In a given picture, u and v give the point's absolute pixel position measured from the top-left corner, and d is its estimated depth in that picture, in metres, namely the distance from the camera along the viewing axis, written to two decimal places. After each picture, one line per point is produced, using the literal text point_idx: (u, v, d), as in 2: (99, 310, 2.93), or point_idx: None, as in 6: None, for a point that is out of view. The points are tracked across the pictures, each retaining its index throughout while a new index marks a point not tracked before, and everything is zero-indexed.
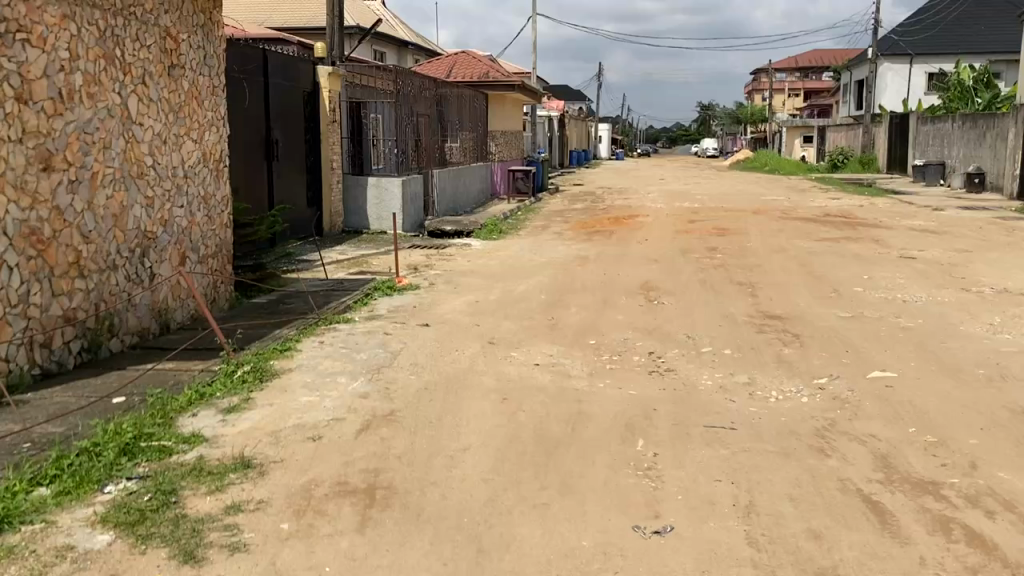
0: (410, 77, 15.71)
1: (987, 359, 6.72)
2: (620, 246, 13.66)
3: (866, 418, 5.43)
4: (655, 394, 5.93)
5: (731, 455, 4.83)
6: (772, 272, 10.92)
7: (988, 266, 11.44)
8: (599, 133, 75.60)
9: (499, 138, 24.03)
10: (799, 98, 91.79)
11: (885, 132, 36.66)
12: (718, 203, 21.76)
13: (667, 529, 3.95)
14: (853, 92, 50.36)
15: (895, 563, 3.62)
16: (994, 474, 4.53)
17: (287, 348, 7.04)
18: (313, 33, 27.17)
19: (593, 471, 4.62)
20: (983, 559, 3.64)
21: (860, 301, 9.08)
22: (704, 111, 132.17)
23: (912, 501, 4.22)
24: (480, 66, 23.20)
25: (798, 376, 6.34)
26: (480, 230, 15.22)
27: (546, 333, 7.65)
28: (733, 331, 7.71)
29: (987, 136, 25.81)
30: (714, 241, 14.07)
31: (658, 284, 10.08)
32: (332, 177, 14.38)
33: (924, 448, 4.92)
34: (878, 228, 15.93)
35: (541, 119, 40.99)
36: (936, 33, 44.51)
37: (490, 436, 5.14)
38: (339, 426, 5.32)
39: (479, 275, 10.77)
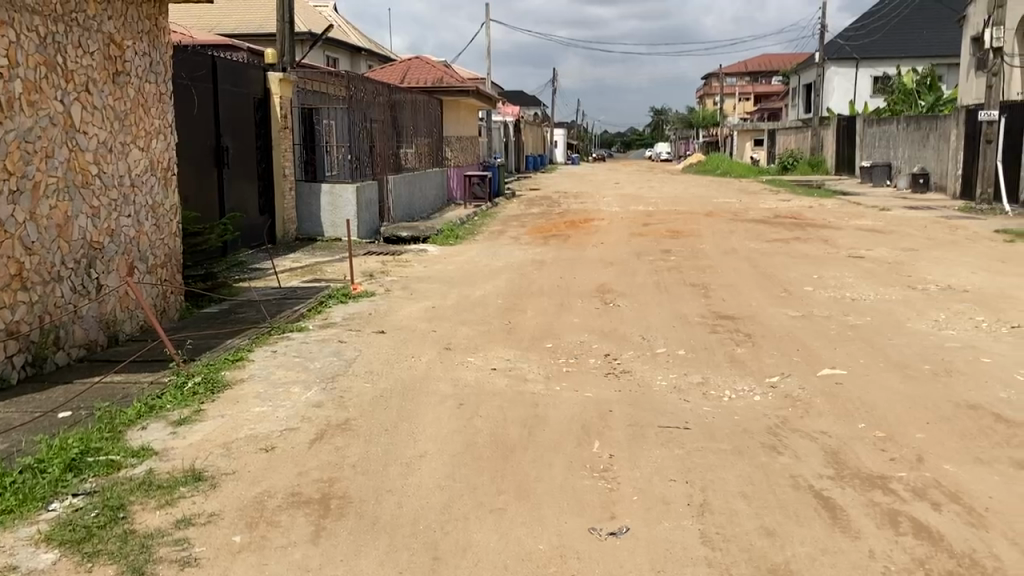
0: (363, 83, 15.62)
1: (933, 355, 6.87)
2: (576, 249, 13.73)
3: (817, 415, 5.51)
4: (611, 395, 5.96)
5: (685, 454, 4.88)
6: (724, 273, 11.07)
7: (934, 264, 11.71)
8: (554, 138, 75.97)
9: (455, 143, 24.03)
10: (750, 102, 93.34)
11: (833, 134, 37.38)
12: (672, 206, 22.00)
13: (622, 530, 3.96)
14: (801, 95, 51.31)
15: (845, 556, 3.68)
16: (941, 467, 4.63)
17: (239, 358, 6.95)
18: (265, 39, 26.92)
19: (550, 474, 4.62)
20: (930, 550, 3.72)
21: (810, 300, 9.23)
22: (657, 115, 133.71)
23: (861, 495, 4.29)
24: (434, 72, 23.19)
25: (750, 375, 6.42)
26: (437, 236, 15.18)
27: (503, 338, 7.64)
28: (687, 331, 7.80)
29: (930, 138, 26.46)
30: (669, 243, 14.23)
31: (614, 287, 10.14)
32: (284, 185, 14.22)
33: (874, 443, 5.01)
34: (828, 228, 16.23)
35: (496, 125, 41.13)
36: (880, 37, 45.57)
37: (446, 443, 5.12)
38: (292, 436, 5.26)
39: (435, 281, 10.74)
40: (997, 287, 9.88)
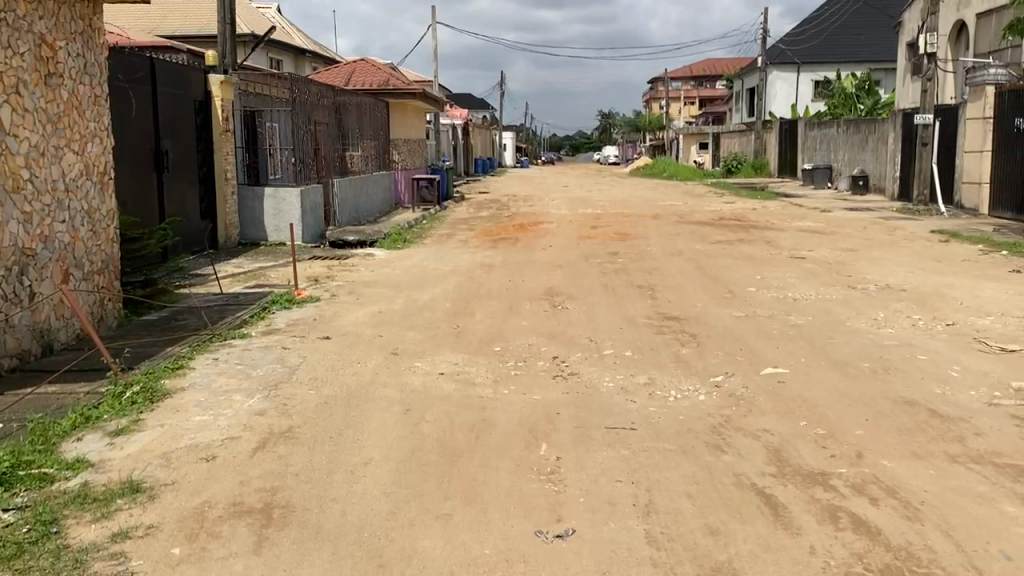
0: (307, 85, 15.44)
1: (871, 353, 7.03)
2: (524, 252, 13.76)
3: (759, 413, 5.59)
4: (558, 397, 5.97)
5: (631, 454, 4.91)
6: (670, 275, 11.17)
7: (873, 264, 11.98)
8: (503, 141, 76.21)
9: (402, 146, 23.89)
10: (695, 106, 94.68)
11: (776, 138, 38.12)
12: (619, 208, 22.19)
13: (568, 533, 3.96)
14: (745, 99, 52.22)
15: (786, 553, 3.73)
16: (879, 463, 4.72)
17: (179, 366, 6.80)
18: (207, 41, 26.47)
19: (497, 478, 4.60)
20: (867, 545, 3.79)
21: (753, 300, 9.36)
22: (605, 119, 134.88)
23: (802, 492, 4.36)
24: (379, 74, 23.02)
25: (695, 374, 6.48)
26: (384, 240, 15.09)
27: (450, 342, 7.61)
28: (634, 333, 7.85)
29: (869, 141, 27.13)
30: (616, 245, 14.32)
31: (562, 290, 10.17)
32: (226, 189, 13.98)
33: (815, 440, 5.10)
34: (770, 230, 16.51)
35: (444, 127, 41.11)
36: (820, 42, 46.64)
37: (392, 448, 5.07)
38: (233, 445, 5.16)
39: (381, 285, 10.67)
40: (932, 286, 10.14)
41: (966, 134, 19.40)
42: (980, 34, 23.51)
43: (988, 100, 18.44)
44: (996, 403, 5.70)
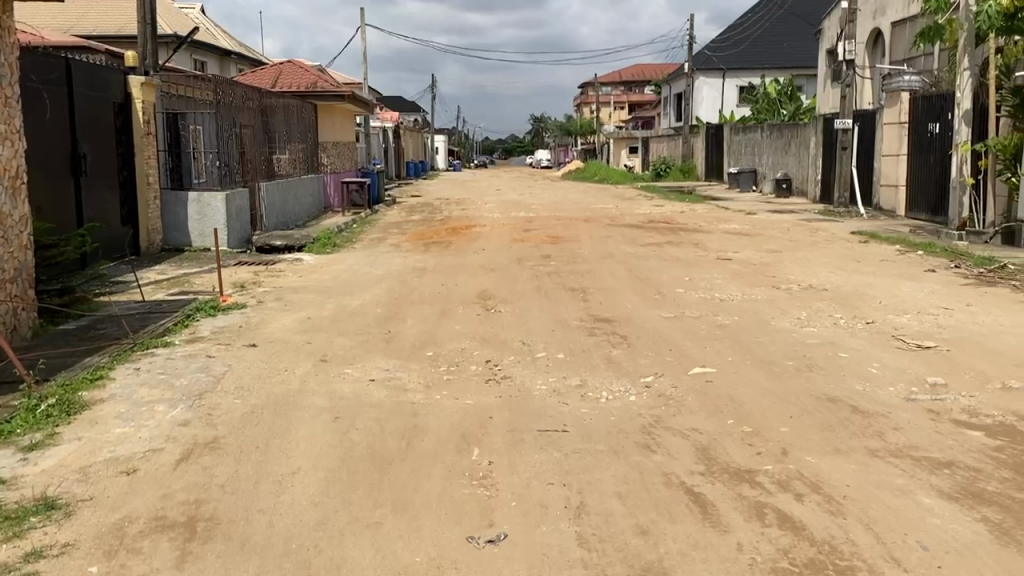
0: (231, 87, 15.19)
1: (795, 352, 7.19)
2: (456, 256, 13.72)
3: (688, 412, 5.67)
4: (491, 401, 5.95)
5: (563, 456, 4.92)
6: (602, 277, 11.26)
7: (796, 265, 12.32)
8: (435, 145, 76.09)
9: (331, 149, 23.57)
10: (624, 110, 95.97)
11: (703, 142, 38.91)
12: (551, 211, 22.35)
13: (500, 537, 3.95)
14: (673, 104, 53.18)
15: (715, 550, 3.79)
16: (803, 459, 4.84)
17: (98, 376, 6.56)
18: (126, 41, 25.72)
19: (428, 484, 4.56)
20: (792, 540, 3.87)
21: (682, 302, 9.50)
22: (537, 123, 135.75)
23: (729, 490, 4.43)
24: (307, 76, 22.68)
25: (626, 375, 6.55)
26: (312, 244, 14.86)
27: (382, 347, 7.52)
28: (566, 335, 7.88)
29: (792, 145, 27.88)
30: (548, 248, 14.40)
31: (494, 293, 10.16)
32: (148, 194, 13.58)
33: (741, 438, 5.19)
34: (698, 232, 16.83)
35: (375, 130, 40.81)
36: (744, 49, 47.82)
37: (321, 458, 4.98)
38: (156, 457, 5.00)
39: (311, 291, 10.50)
40: (853, 285, 10.46)
41: (883, 139, 20.08)
42: (895, 42, 24.41)
43: (903, 106, 19.13)
44: (914, 399, 5.90)
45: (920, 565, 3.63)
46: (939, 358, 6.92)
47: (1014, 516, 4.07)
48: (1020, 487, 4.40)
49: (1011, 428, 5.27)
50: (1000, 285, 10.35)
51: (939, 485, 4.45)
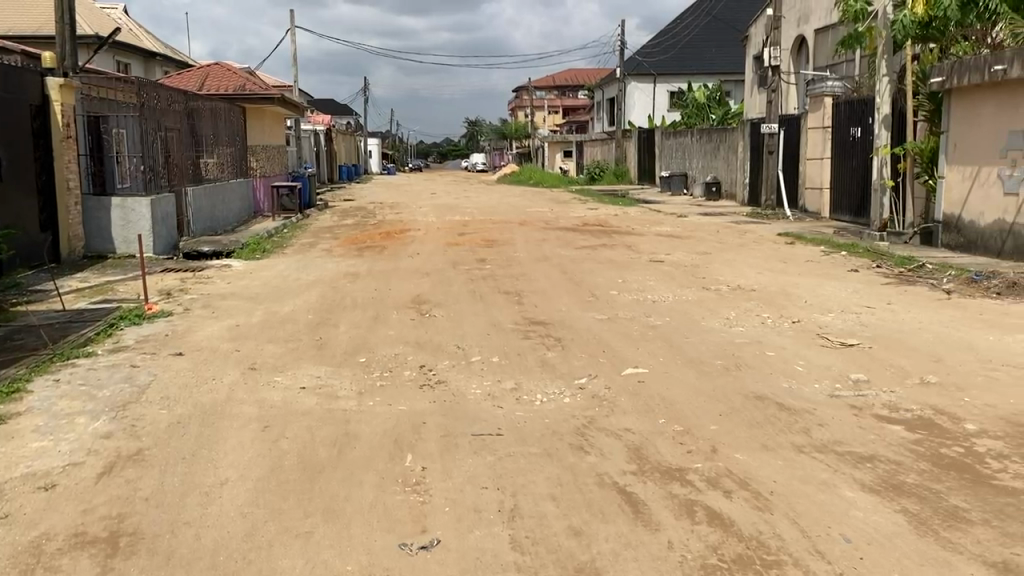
0: (154, 89, 14.79)
1: (724, 351, 7.33)
2: (390, 260, 13.62)
3: (621, 413, 5.73)
4: (424, 407, 5.91)
5: (496, 460, 4.92)
6: (536, 280, 11.32)
7: (725, 265, 12.59)
8: (368, 148, 75.64)
9: (260, 153, 23.17)
10: (558, 114, 96.86)
11: (635, 146, 39.51)
12: (486, 215, 22.37)
13: (433, 543, 3.92)
14: (605, 108, 53.87)
15: (646, 549, 3.83)
16: (732, 456, 4.93)
17: (15, 389, 6.31)
18: (44, 41, 24.87)
19: (359, 492, 4.50)
20: (721, 536, 3.94)
21: (615, 303, 9.61)
22: (471, 126, 136.00)
23: (661, 488, 4.49)
24: (234, 78, 22.21)
25: (560, 377, 6.58)
26: (242, 250, 14.59)
27: (313, 354, 7.41)
28: (500, 339, 7.89)
29: (720, 149, 28.46)
30: (482, 251, 14.39)
31: (429, 297, 10.12)
32: (69, 199, 13.15)
33: (672, 437, 5.26)
34: (631, 235, 17.05)
35: (306, 133, 40.32)
36: (673, 54, 48.72)
37: (250, 467, 4.88)
38: (76, 471, 4.83)
39: (240, 297, 10.30)
40: (779, 285, 10.73)
41: (808, 143, 20.65)
42: (818, 48, 25.11)
43: (826, 110, 19.68)
44: (838, 395, 6.06)
45: (843, 557, 3.73)
46: (862, 355, 7.13)
47: (931, 506, 4.22)
48: (937, 478, 4.56)
49: (929, 422, 5.46)
50: (918, 284, 10.72)
51: (862, 478, 4.58)
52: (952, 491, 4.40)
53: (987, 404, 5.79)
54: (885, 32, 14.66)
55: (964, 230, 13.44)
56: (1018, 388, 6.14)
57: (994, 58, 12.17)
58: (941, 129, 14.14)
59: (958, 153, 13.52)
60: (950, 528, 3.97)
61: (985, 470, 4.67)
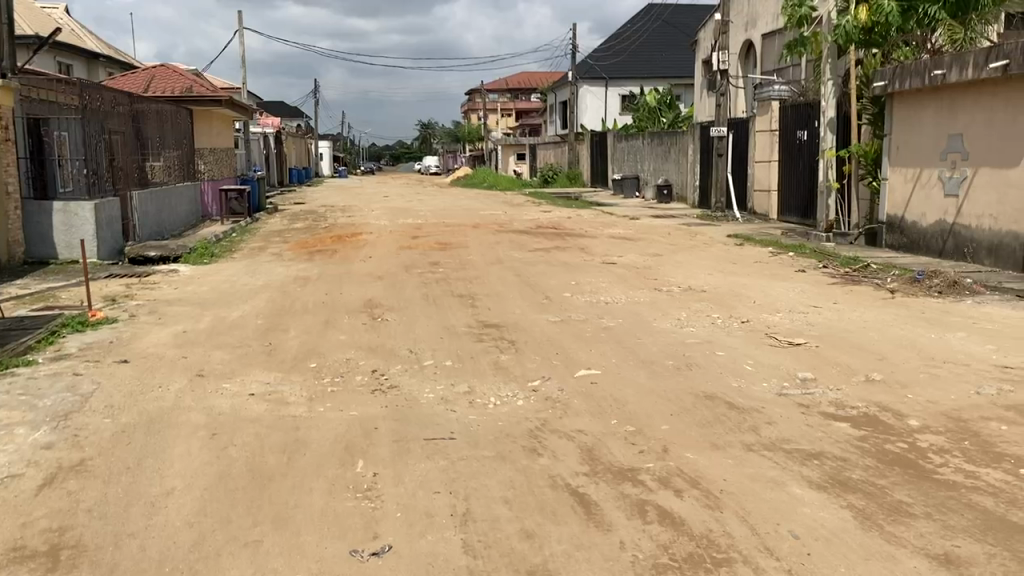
0: (97, 91, 14.44)
1: (676, 351, 7.40)
2: (342, 264, 13.51)
3: (574, 414, 5.75)
4: (376, 412, 5.86)
5: (449, 464, 4.89)
6: (489, 283, 11.32)
7: (676, 267, 12.72)
8: (319, 151, 75.00)
9: (209, 156, 22.82)
10: (511, 117, 97.02)
11: (588, 149, 39.74)
12: (439, 218, 22.30)
13: (384, 549, 3.88)
14: (558, 112, 54.09)
15: (598, 550, 3.84)
16: (683, 455, 4.98)
17: None
18: None
19: (309, 499, 4.44)
20: (672, 535, 3.97)
21: (568, 306, 9.64)
22: (424, 129, 135.61)
23: (613, 489, 4.51)
24: (181, 79, 21.85)
25: (513, 380, 6.58)
26: (189, 255, 14.34)
27: (263, 360, 7.30)
28: (454, 342, 7.86)
29: (671, 152, 28.76)
30: (436, 255, 14.34)
31: (381, 301, 10.05)
32: (8, 204, 12.79)
33: (625, 437, 5.29)
34: (583, 237, 17.14)
35: (256, 136, 39.80)
36: (625, 58, 49.13)
37: (197, 476, 4.78)
38: (15, 484, 4.68)
39: (187, 303, 10.12)
40: (729, 286, 10.88)
41: (756, 145, 20.99)
42: (766, 52, 25.52)
43: (774, 114, 20.02)
44: (786, 393, 6.16)
45: (791, 553, 3.78)
46: (809, 353, 7.26)
47: (876, 502, 4.30)
48: (882, 473, 4.65)
49: (873, 418, 5.57)
50: (864, 284, 10.94)
51: (810, 475, 4.66)
52: (896, 485, 4.49)
53: (929, 401, 5.93)
54: (829, 37, 14.98)
55: (907, 231, 13.77)
56: (959, 384, 6.30)
57: (933, 63, 12.50)
58: (884, 133, 14.48)
59: (900, 156, 13.86)
60: (894, 523, 4.05)
61: (927, 465, 4.78)
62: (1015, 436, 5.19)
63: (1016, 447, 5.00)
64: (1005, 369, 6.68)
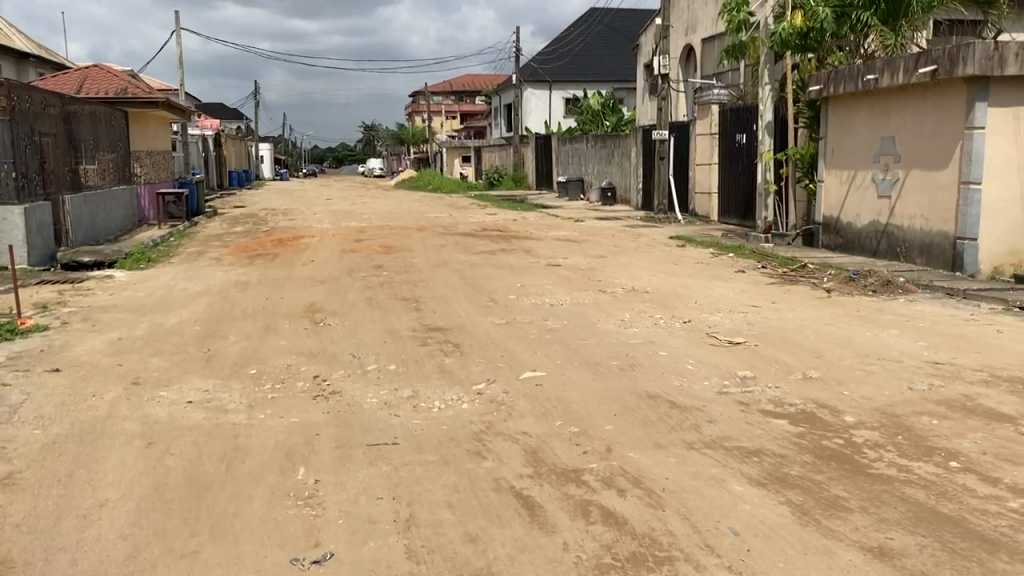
0: (25, 92, 13.99)
1: (619, 352, 7.47)
2: (283, 268, 13.32)
3: (519, 416, 5.75)
4: (318, 418, 5.78)
5: (392, 470, 4.84)
6: (434, 286, 11.27)
7: (619, 268, 12.84)
8: (260, 153, 73.93)
9: (145, 159, 22.30)
10: (456, 119, 96.83)
11: (533, 152, 39.87)
12: (383, 221, 22.14)
13: (326, 557, 3.83)
14: (502, 115, 54.19)
15: (542, 552, 3.84)
16: (626, 455, 5.01)
17: None
18: None
19: (249, 508, 4.36)
20: (615, 535, 3.99)
21: (513, 308, 9.64)
22: (368, 131, 134.61)
23: (557, 490, 4.52)
24: (116, 80, 21.32)
25: (458, 384, 6.55)
26: (125, 260, 13.99)
27: (201, 367, 7.15)
28: (397, 346, 7.80)
29: (615, 155, 29.01)
30: (379, 258, 14.23)
31: (323, 306, 9.93)
32: None
33: (569, 438, 5.32)
34: (527, 239, 17.19)
35: (195, 138, 39.04)
36: (568, 62, 49.46)
37: (132, 486, 4.66)
38: None
39: (122, 309, 9.87)
40: (672, 287, 11.01)
41: (697, 148, 21.28)
42: (705, 57, 25.92)
43: (713, 117, 20.33)
44: (726, 391, 6.26)
45: (731, 550, 3.83)
46: (748, 352, 7.38)
47: (814, 497, 4.39)
48: (819, 469, 4.75)
49: (811, 415, 5.69)
50: (802, 283, 11.16)
51: (749, 472, 4.73)
52: (832, 481, 4.59)
53: (864, 397, 6.07)
54: (766, 42, 15.26)
55: (843, 231, 14.12)
56: (893, 380, 6.47)
57: (866, 68, 12.84)
58: (820, 136, 14.84)
59: (835, 158, 14.20)
60: (831, 517, 4.14)
61: (863, 459, 4.89)
62: (946, 430, 5.35)
63: (946, 441, 5.16)
64: (936, 365, 6.89)
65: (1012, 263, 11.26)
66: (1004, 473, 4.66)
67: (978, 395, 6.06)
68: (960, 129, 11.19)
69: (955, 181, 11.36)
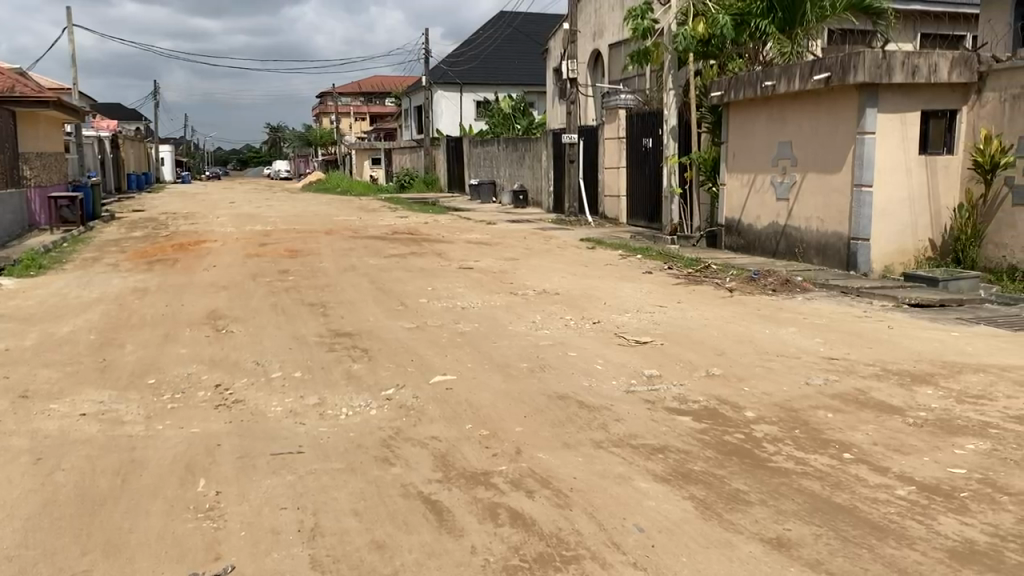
0: None
1: (529, 354, 7.50)
2: (185, 274, 12.89)
3: (428, 421, 5.70)
4: (219, 428, 5.61)
5: (297, 479, 4.74)
6: (342, 290, 11.10)
7: (530, 271, 12.92)
8: (160, 155, 71.47)
9: (35, 161, 21.27)
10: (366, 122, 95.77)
11: (444, 155, 39.77)
12: (290, 225, 21.69)
13: (226, 570, 3.72)
14: (413, 117, 53.88)
15: (449, 556, 3.82)
16: (535, 456, 5.04)
17: None
18: None
19: (146, 523, 4.20)
20: (523, 536, 4.01)
21: (423, 312, 9.56)
22: (275, 133, 131.70)
23: (465, 494, 4.50)
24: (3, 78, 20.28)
25: (366, 390, 6.46)
26: (14, 268, 13.31)
27: (96, 378, 6.85)
28: (304, 353, 7.65)
29: (525, 158, 29.20)
30: (286, 263, 13.90)
31: (226, 312, 9.64)
32: None
33: (478, 441, 5.31)
34: (438, 242, 17.12)
35: (90, 141, 37.42)
36: (478, 64, 49.54)
37: (18, 505, 4.42)
38: None
39: (10, 318, 9.37)
40: (581, 289, 11.13)
41: (605, 152, 21.61)
42: (612, 62, 26.34)
43: (620, 122, 20.66)
44: (633, 391, 6.36)
45: (636, 547, 3.89)
46: (654, 351, 7.51)
47: (716, 491, 4.50)
48: (721, 464, 4.87)
49: (713, 411, 5.84)
50: (706, 284, 11.44)
51: (654, 469, 4.82)
52: (733, 475, 4.71)
53: (764, 393, 6.26)
54: (670, 47, 15.54)
55: (744, 232, 14.56)
56: (791, 375, 6.69)
57: (765, 74, 13.26)
58: (721, 141, 15.27)
59: (736, 161, 14.62)
60: (731, 511, 4.25)
61: (762, 453, 5.04)
62: (840, 423, 5.57)
63: (840, 433, 5.36)
64: (831, 360, 7.16)
65: (901, 262, 11.84)
66: (893, 462, 4.88)
67: (870, 388, 6.32)
68: (852, 133, 11.64)
69: (848, 183, 11.83)
